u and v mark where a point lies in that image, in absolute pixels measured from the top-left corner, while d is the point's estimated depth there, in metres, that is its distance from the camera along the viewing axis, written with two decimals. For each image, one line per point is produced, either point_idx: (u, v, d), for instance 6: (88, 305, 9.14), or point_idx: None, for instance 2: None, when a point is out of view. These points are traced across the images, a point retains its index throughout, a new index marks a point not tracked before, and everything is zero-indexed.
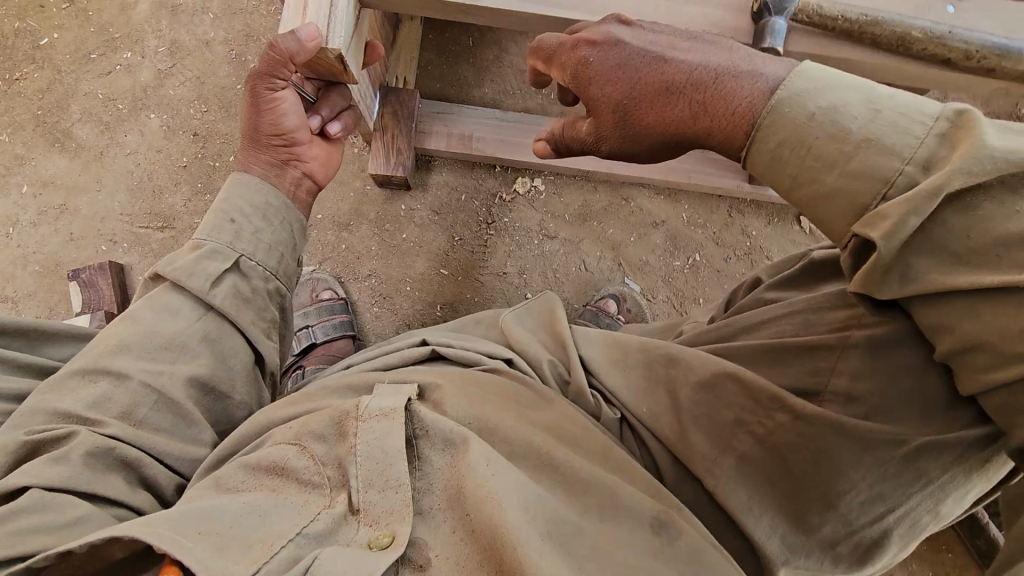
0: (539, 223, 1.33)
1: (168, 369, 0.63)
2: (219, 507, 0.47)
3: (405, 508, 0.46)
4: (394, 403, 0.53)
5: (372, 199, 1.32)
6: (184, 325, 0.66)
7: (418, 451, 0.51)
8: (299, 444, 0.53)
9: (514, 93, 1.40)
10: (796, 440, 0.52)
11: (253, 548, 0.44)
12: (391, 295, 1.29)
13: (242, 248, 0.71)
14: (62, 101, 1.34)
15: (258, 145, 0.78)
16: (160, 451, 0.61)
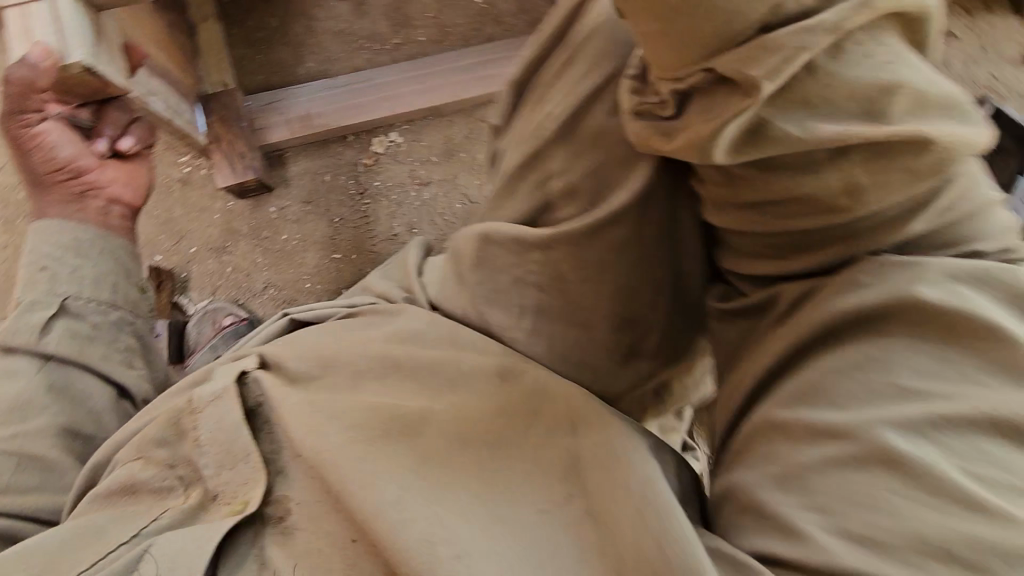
0: (410, 174, 1.31)
1: (22, 431, 0.62)
2: (76, 539, 0.53)
3: (254, 473, 0.53)
4: (225, 382, 0.57)
5: (238, 213, 1.28)
6: (26, 385, 0.64)
7: (263, 416, 0.57)
8: (143, 455, 0.57)
9: (339, 56, 1.35)
10: (566, 271, 0.52)
11: (105, 562, 0.50)
12: (295, 298, 1.26)
13: (66, 290, 0.68)
14: None
15: (47, 188, 0.76)
16: (34, 510, 0.61)
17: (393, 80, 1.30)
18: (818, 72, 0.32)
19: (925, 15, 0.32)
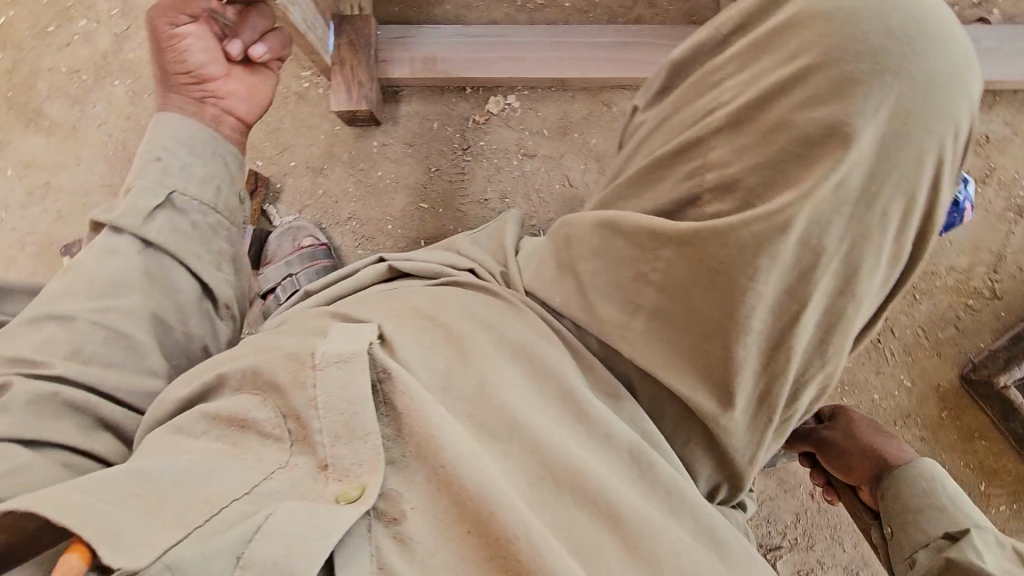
0: (516, 141, 1.26)
1: (113, 305, 0.63)
2: (164, 470, 0.46)
3: (373, 458, 0.48)
4: (355, 348, 0.52)
5: (342, 138, 1.28)
6: (124, 268, 0.64)
7: (381, 391, 0.51)
8: (259, 393, 0.53)
9: (479, 5, 1.29)
10: (689, 274, 0.47)
11: (195, 507, 0.44)
12: (374, 236, 1.26)
13: (173, 184, 0.68)
14: (28, 80, 1.33)
15: (169, 86, 0.73)
16: (123, 389, 0.61)
17: (524, 43, 1.23)
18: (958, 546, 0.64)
19: None
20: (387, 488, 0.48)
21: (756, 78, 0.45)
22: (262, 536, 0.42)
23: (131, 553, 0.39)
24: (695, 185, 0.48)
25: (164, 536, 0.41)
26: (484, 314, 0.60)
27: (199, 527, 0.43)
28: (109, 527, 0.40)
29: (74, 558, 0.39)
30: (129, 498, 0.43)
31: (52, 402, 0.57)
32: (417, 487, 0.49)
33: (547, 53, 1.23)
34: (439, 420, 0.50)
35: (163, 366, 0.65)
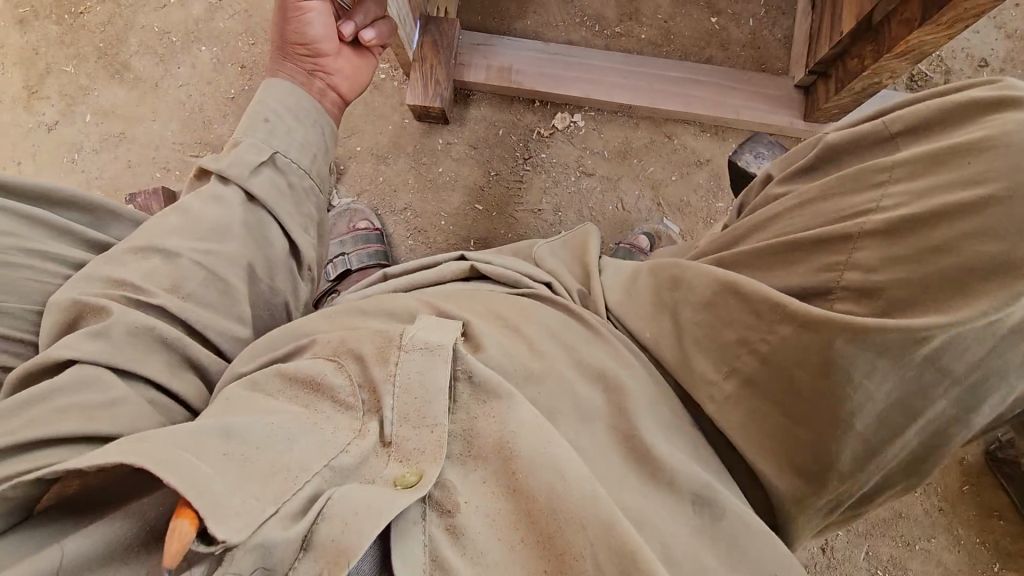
0: (577, 159, 1.29)
1: (216, 249, 0.68)
2: (245, 428, 0.48)
3: (435, 449, 0.50)
4: (440, 339, 0.56)
5: (409, 132, 1.32)
6: (227, 213, 0.70)
7: (456, 389, 0.55)
8: (336, 361, 0.57)
9: (558, 25, 1.34)
10: (797, 354, 0.49)
11: (273, 479, 0.46)
12: (426, 229, 1.29)
13: (277, 145, 0.75)
14: (121, 34, 1.40)
15: (284, 55, 0.80)
16: (211, 328, 0.66)
17: (599, 66, 1.27)
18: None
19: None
20: (442, 476, 0.50)
21: (921, 194, 0.46)
22: (335, 507, 0.45)
23: (234, 525, 0.41)
24: (832, 279, 0.49)
25: (248, 506, 0.43)
26: (557, 325, 0.65)
27: (284, 500, 0.45)
28: (212, 492, 0.42)
29: (185, 523, 0.40)
30: (217, 455, 0.45)
31: (146, 338, 0.61)
32: (473, 483, 0.51)
33: (619, 79, 1.26)
34: (504, 417, 0.53)
35: (249, 313, 0.70)
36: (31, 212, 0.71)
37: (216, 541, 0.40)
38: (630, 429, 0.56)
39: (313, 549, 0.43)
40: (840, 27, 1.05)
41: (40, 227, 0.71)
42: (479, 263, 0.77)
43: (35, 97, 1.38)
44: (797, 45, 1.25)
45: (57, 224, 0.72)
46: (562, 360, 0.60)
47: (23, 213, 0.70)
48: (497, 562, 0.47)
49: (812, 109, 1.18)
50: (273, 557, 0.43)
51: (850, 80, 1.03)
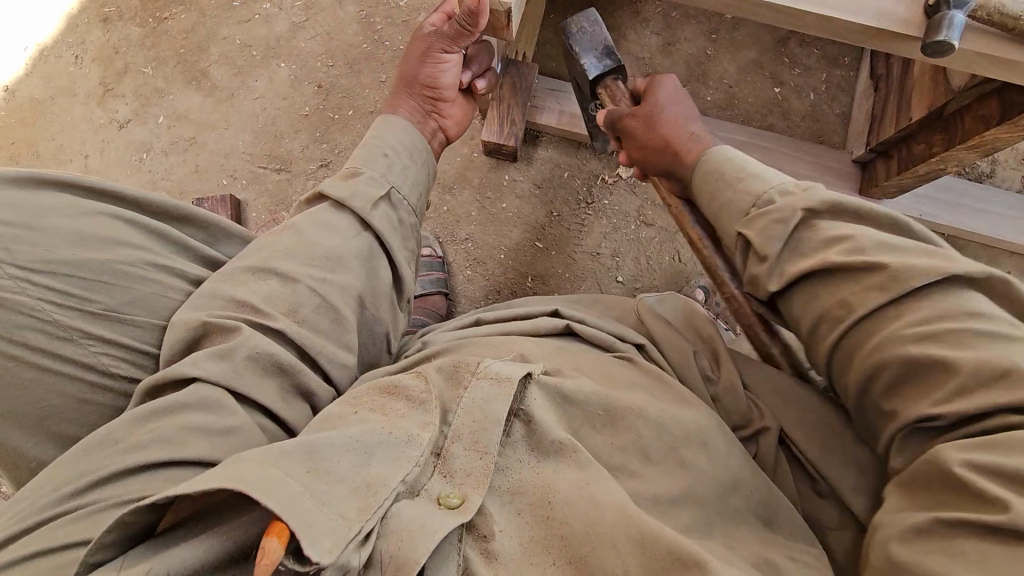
0: (638, 209, 1.33)
1: (330, 278, 0.68)
2: (323, 443, 0.47)
3: (483, 477, 0.49)
4: (510, 372, 0.55)
5: (477, 165, 1.36)
6: (341, 241, 0.71)
7: (513, 424, 0.54)
8: (414, 374, 0.57)
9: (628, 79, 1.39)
10: None
11: (355, 496, 0.44)
12: (485, 261, 1.32)
13: (393, 181, 0.78)
14: (202, 43, 1.43)
15: (409, 92, 0.87)
16: (320, 353, 0.64)
17: None
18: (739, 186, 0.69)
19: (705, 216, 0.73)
20: (483, 507, 0.50)
21: None
22: (393, 527, 0.45)
23: (326, 545, 0.40)
24: None
25: (333, 524, 0.42)
26: (651, 382, 0.64)
27: (362, 517, 0.43)
28: (302, 511, 0.41)
29: (274, 542, 0.39)
30: (297, 474, 0.43)
31: (263, 360, 0.60)
32: (509, 514, 0.50)
33: None
34: (548, 471, 0.52)
35: (355, 341, 0.68)
36: (162, 228, 0.72)
37: (311, 563, 0.39)
38: (686, 476, 0.55)
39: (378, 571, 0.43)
40: (908, 113, 1.10)
41: (167, 244, 0.72)
42: (574, 321, 0.72)
43: (110, 94, 1.42)
44: (855, 123, 1.30)
45: (182, 240, 0.73)
46: (662, 403, 0.60)
47: (153, 228, 0.71)
48: None
49: (871, 184, 1.23)
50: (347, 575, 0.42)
51: (915, 164, 1.09)
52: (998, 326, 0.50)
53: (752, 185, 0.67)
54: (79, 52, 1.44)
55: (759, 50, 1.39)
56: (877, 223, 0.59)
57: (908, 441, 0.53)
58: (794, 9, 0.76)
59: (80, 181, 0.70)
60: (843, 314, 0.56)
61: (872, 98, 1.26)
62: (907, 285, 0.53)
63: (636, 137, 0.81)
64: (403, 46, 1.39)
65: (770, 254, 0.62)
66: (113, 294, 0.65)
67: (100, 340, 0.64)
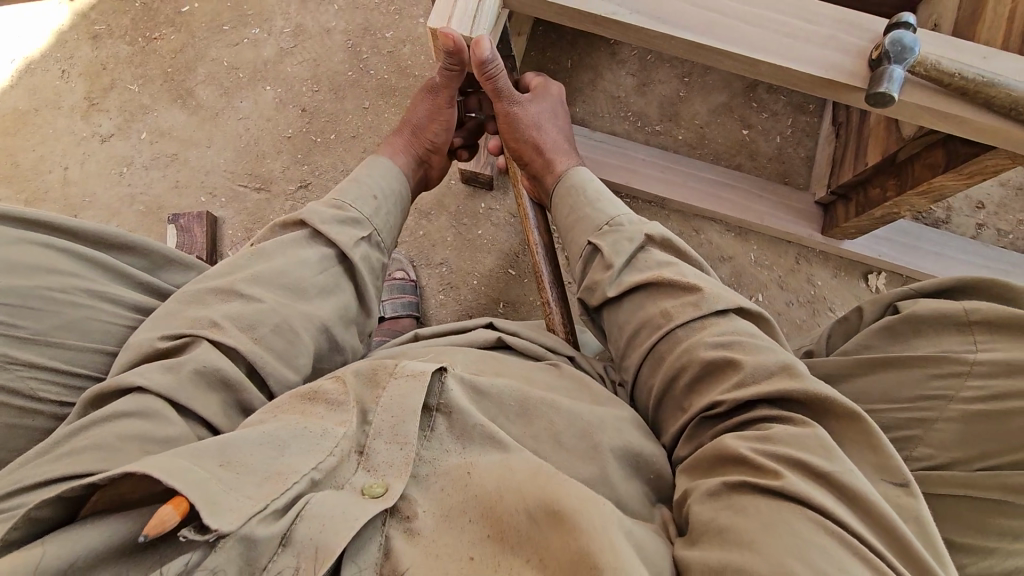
0: None
1: (293, 305, 0.68)
2: (237, 439, 0.47)
3: (405, 465, 0.50)
4: (425, 367, 0.55)
5: (454, 193, 1.38)
6: (309, 274, 0.71)
7: (433, 419, 0.53)
8: (338, 380, 0.57)
9: (603, 116, 1.45)
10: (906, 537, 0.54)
11: (264, 484, 0.44)
12: (457, 286, 1.33)
13: (376, 224, 0.81)
14: (190, 63, 1.46)
15: (403, 139, 0.95)
16: (270, 373, 0.63)
17: (640, 158, 1.37)
18: (597, 206, 0.80)
19: (567, 233, 0.81)
20: (406, 493, 0.50)
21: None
22: (313, 511, 0.44)
23: (227, 516, 0.40)
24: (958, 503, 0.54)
25: (238, 506, 0.42)
26: (575, 387, 0.65)
27: (270, 496, 0.43)
28: (205, 486, 0.41)
29: (168, 507, 0.39)
30: (203, 465, 0.43)
31: (209, 374, 0.60)
32: (433, 495, 0.50)
33: (657, 172, 1.36)
34: (474, 455, 0.52)
35: (310, 368, 0.68)
36: (98, 256, 0.71)
37: (209, 530, 0.39)
38: (603, 470, 0.55)
39: (293, 549, 0.42)
40: (864, 160, 1.16)
41: (105, 271, 0.71)
42: (506, 334, 0.74)
43: (95, 109, 1.44)
44: (818, 166, 1.36)
45: (120, 267, 0.72)
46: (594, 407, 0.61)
47: (92, 259, 0.71)
48: (444, 557, 0.46)
49: (832, 226, 1.28)
50: (256, 551, 0.41)
51: (872, 208, 1.14)
52: (768, 342, 0.59)
53: (606, 210, 0.79)
54: (66, 67, 1.46)
55: (729, 94, 1.45)
56: (688, 263, 0.70)
57: (698, 428, 0.59)
58: (751, 58, 0.80)
59: (14, 213, 0.69)
60: (663, 322, 0.64)
61: (834, 143, 1.32)
62: (711, 305, 0.62)
63: (519, 134, 0.91)
64: (387, 75, 1.43)
65: (617, 264, 0.70)
66: (42, 319, 0.64)
67: (22, 364, 0.62)
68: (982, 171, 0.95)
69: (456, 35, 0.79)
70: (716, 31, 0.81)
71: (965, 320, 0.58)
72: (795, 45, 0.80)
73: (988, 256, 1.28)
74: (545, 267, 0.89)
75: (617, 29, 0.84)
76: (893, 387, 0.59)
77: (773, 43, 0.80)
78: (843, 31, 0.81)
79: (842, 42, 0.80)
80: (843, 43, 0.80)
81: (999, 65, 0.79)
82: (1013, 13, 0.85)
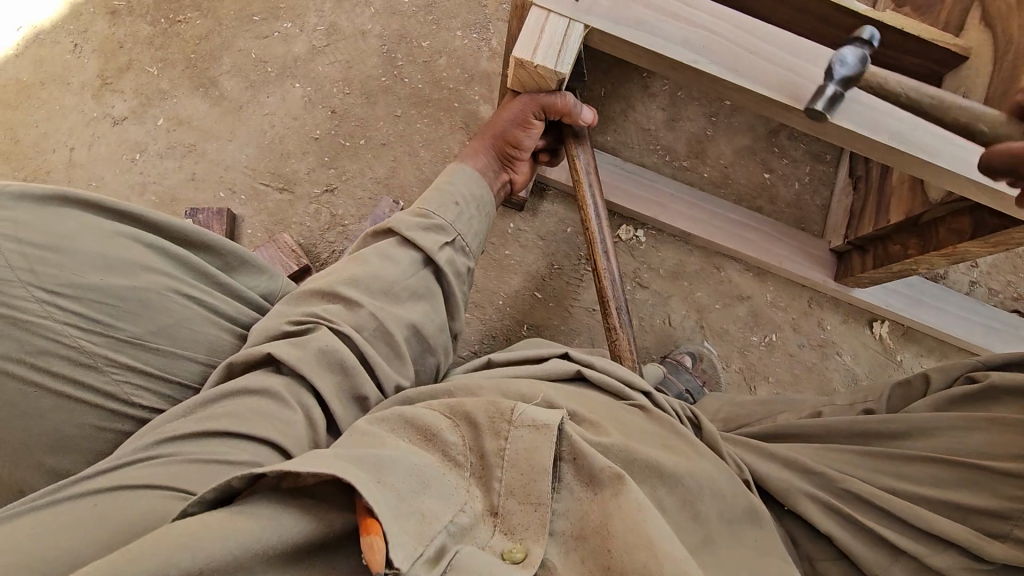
0: (634, 270, 1.40)
1: (392, 310, 0.71)
2: (392, 460, 0.49)
3: (540, 527, 0.50)
4: (547, 418, 0.55)
5: None
6: (402, 276, 0.74)
7: (560, 471, 0.55)
8: (451, 420, 0.57)
9: (633, 148, 1.48)
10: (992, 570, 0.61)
11: (417, 521, 0.45)
12: (483, 305, 1.32)
13: (460, 230, 0.81)
14: (215, 52, 1.40)
15: (495, 151, 0.93)
16: (382, 375, 0.67)
17: (669, 193, 1.39)
18: None
19: None
20: (547, 558, 0.50)
21: None
22: (465, 560, 0.46)
23: (403, 550, 0.43)
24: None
25: (407, 544, 0.43)
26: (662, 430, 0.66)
27: (424, 541, 0.45)
28: (388, 513, 0.44)
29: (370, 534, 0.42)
30: (382, 491, 0.45)
31: (329, 357, 0.64)
32: (572, 563, 0.50)
33: (685, 208, 1.39)
34: (603, 497, 0.53)
35: (410, 370, 0.72)
36: (184, 255, 0.69)
37: (390, 568, 0.42)
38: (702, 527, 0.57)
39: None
40: (885, 216, 1.21)
41: (191, 273, 0.70)
42: (583, 365, 0.74)
43: (108, 89, 1.36)
44: (835, 215, 1.42)
45: (203, 267, 0.70)
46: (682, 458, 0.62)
47: (174, 254, 0.69)
48: None
49: (845, 274, 1.34)
50: None
51: (890, 262, 1.20)
52: None
53: None
54: (79, 41, 1.38)
55: (752, 137, 1.50)
56: None
57: None
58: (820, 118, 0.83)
59: (102, 202, 0.67)
60: None
61: (851, 196, 1.38)
62: None
63: (577, 173, 0.93)
64: (422, 85, 1.41)
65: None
66: (138, 322, 0.63)
67: (124, 369, 0.62)
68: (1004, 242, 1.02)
69: (576, 106, 0.89)
70: (790, 89, 0.83)
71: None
72: (859, 109, 0.84)
73: (985, 313, 1.36)
74: (614, 300, 0.91)
75: (694, 75, 0.86)
76: (988, 446, 0.64)
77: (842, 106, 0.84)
78: None
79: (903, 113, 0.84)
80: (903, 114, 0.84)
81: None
82: None
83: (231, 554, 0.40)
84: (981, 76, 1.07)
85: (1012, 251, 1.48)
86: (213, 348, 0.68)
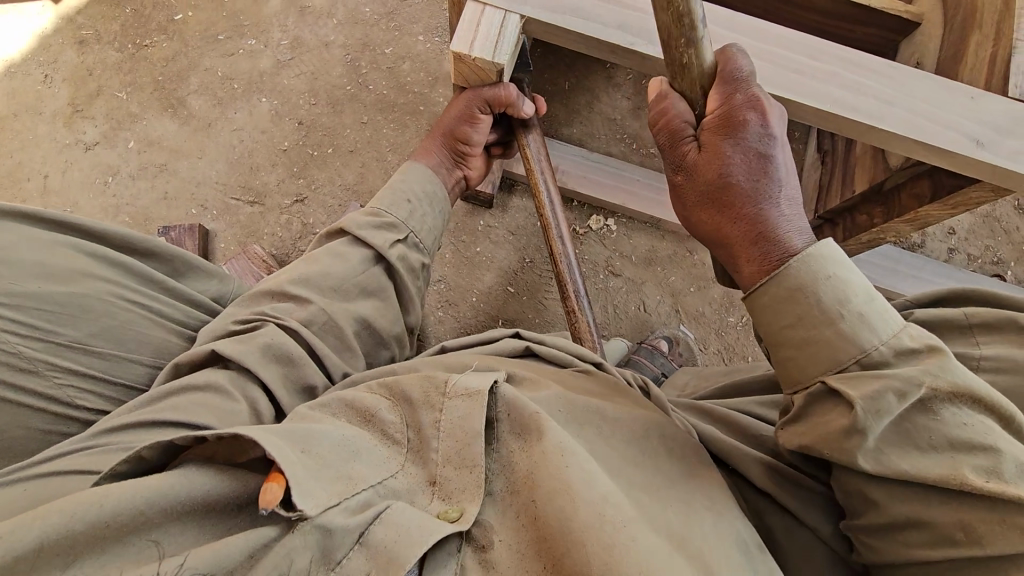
0: (606, 259, 1.41)
1: (340, 304, 0.72)
2: (319, 432, 0.50)
3: (477, 487, 0.50)
4: (481, 384, 0.56)
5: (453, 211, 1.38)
6: (349, 271, 0.75)
7: (497, 432, 0.55)
8: (391, 401, 0.57)
9: (600, 138, 1.48)
10: None
11: (338, 481, 0.46)
12: (457, 303, 1.33)
13: (412, 227, 0.82)
14: (182, 72, 1.43)
15: (445, 149, 0.95)
16: (334, 368, 0.68)
17: (636, 179, 1.39)
18: None
19: None
20: (482, 519, 0.50)
21: None
22: (394, 515, 0.46)
23: (313, 499, 0.43)
24: None
25: (323, 494, 0.44)
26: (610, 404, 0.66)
27: (341, 495, 0.45)
28: (298, 468, 0.44)
29: (273, 483, 0.43)
30: (300, 452, 0.46)
31: (274, 350, 0.65)
32: (509, 524, 0.50)
33: (653, 193, 1.39)
34: (537, 449, 0.52)
35: (362, 361, 0.73)
36: (125, 261, 0.71)
37: (295, 509, 0.42)
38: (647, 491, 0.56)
39: (369, 548, 0.44)
40: (852, 187, 1.21)
41: (135, 278, 0.72)
42: (534, 341, 0.75)
43: (79, 116, 1.39)
44: (805, 191, 1.42)
45: (147, 272, 0.72)
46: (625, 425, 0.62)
47: (116, 261, 0.71)
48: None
49: None
50: (333, 542, 0.44)
51: (860, 233, 1.20)
52: None
53: None
54: (49, 71, 1.42)
55: None
56: None
57: None
58: (760, 90, 0.84)
59: (35, 214, 0.70)
60: None
61: (819, 171, 1.37)
62: None
63: (529, 161, 0.94)
64: (387, 91, 1.43)
65: (871, 430, 0.50)
66: (78, 326, 0.65)
67: (66, 372, 0.63)
68: (965, 203, 1.01)
69: (518, 98, 0.89)
70: None
71: (965, 323, 0.59)
72: (800, 80, 0.84)
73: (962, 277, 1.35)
74: (574, 285, 0.91)
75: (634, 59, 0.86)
76: None
77: (782, 77, 0.84)
78: (845, 70, 0.84)
79: (844, 79, 0.84)
80: (846, 80, 0.84)
81: (947, 105, 0.83)
82: (993, 55, 0.91)
83: (136, 512, 0.41)
84: (933, 40, 1.07)
85: (989, 216, 1.47)
86: (160, 349, 0.70)
